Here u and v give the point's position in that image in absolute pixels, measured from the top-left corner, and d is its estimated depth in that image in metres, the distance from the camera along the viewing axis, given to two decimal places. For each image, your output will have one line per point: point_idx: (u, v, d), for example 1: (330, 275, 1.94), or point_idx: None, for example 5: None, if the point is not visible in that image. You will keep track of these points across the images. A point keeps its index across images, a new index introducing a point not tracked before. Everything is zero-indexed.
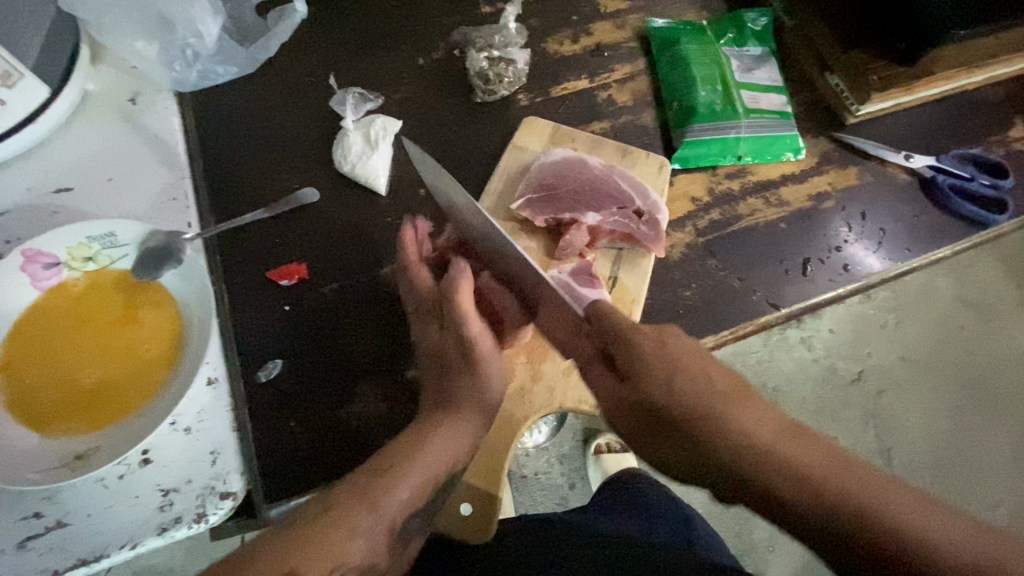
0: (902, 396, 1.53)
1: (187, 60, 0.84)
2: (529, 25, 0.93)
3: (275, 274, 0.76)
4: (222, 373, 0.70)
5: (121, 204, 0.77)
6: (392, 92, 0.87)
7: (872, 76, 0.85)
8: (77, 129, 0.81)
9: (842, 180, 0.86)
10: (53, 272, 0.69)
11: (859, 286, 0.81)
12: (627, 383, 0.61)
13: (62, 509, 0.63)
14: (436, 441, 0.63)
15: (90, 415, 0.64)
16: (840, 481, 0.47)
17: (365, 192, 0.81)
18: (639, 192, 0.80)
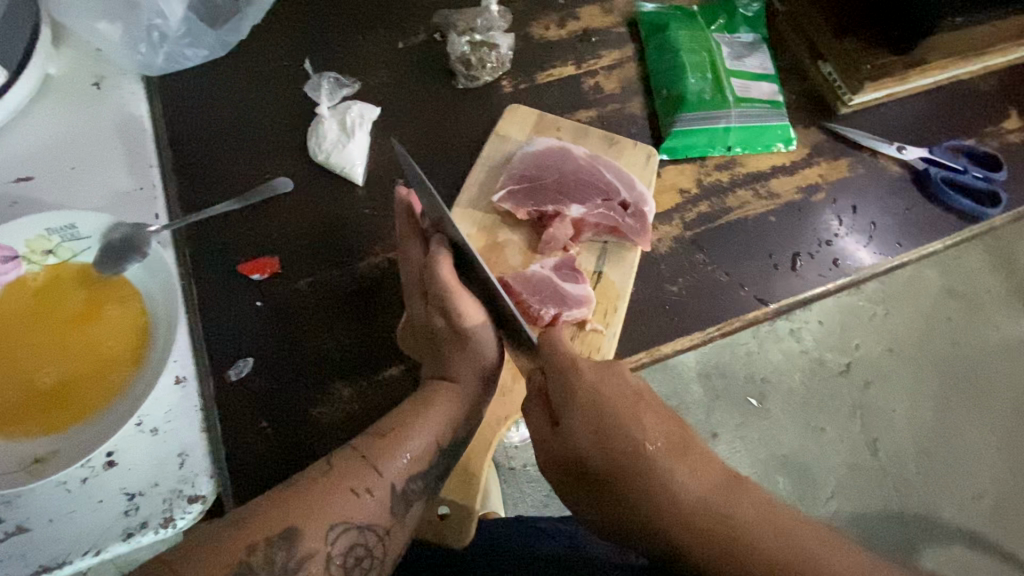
0: (889, 388, 1.53)
1: (152, 43, 0.80)
2: (513, 9, 0.89)
3: (246, 269, 0.73)
4: (190, 372, 0.67)
5: (84, 194, 0.73)
6: (371, 78, 0.84)
7: (865, 64, 0.83)
8: (37, 115, 0.77)
9: (833, 173, 0.84)
10: (11, 267, 0.65)
11: (849, 281, 0.79)
12: (558, 432, 0.59)
13: (22, 514, 0.60)
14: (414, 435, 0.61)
15: (49, 417, 0.61)
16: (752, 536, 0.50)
17: (341, 183, 0.78)
18: (625, 184, 0.77)
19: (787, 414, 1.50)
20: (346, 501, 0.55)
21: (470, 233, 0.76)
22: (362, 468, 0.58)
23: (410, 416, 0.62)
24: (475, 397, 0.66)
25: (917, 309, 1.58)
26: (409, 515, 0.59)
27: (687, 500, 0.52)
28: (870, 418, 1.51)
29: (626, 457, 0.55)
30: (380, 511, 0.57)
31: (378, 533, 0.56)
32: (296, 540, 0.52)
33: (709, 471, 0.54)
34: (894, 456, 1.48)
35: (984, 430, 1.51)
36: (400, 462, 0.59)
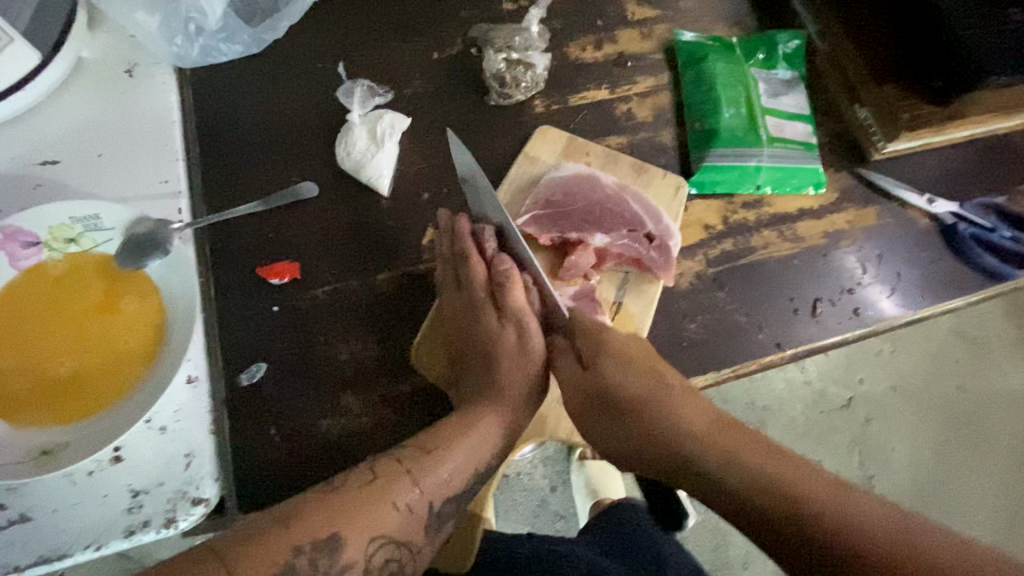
0: (890, 427, 1.52)
1: (188, 35, 0.79)
2: (552, 27, 0.88)
3: (266, 272, 0.73)
4: (202, 372, 0.67)
5: (109, 181, 0.73)
6: (403, 87, 0.83)
7: (905, 113, 0.81)
8: (69, 98, 0.77)
9: (861, 219, 0.84)
10: (33, 252, 0.65)
11: (869, 331, 0.78)
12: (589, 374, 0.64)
13: (27, 502, 0.60)
14: (436, 467, 0.58)
15: (60, 407, 0.62)
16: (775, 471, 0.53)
17: (367, 191, 0.78)
18: (651, 215, 0.77)
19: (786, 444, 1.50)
20: (387, 514, 0.54)
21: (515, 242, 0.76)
22: (402, 482, 0.56)
23: (444, 437, 0.60)
24: (503, 428, 0.63)
25: (925, 351, 1.58)
26: (441, 537, 0.58)
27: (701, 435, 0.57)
28: (868, 455, 1.50)
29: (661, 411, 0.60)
30: (414, 527, 0.56)
31: (412, 550, 0.55)
32: (338, 549, 0.51)
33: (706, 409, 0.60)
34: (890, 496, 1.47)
35: (984, 478, 1.50)
36: (439, 478, 0.58)
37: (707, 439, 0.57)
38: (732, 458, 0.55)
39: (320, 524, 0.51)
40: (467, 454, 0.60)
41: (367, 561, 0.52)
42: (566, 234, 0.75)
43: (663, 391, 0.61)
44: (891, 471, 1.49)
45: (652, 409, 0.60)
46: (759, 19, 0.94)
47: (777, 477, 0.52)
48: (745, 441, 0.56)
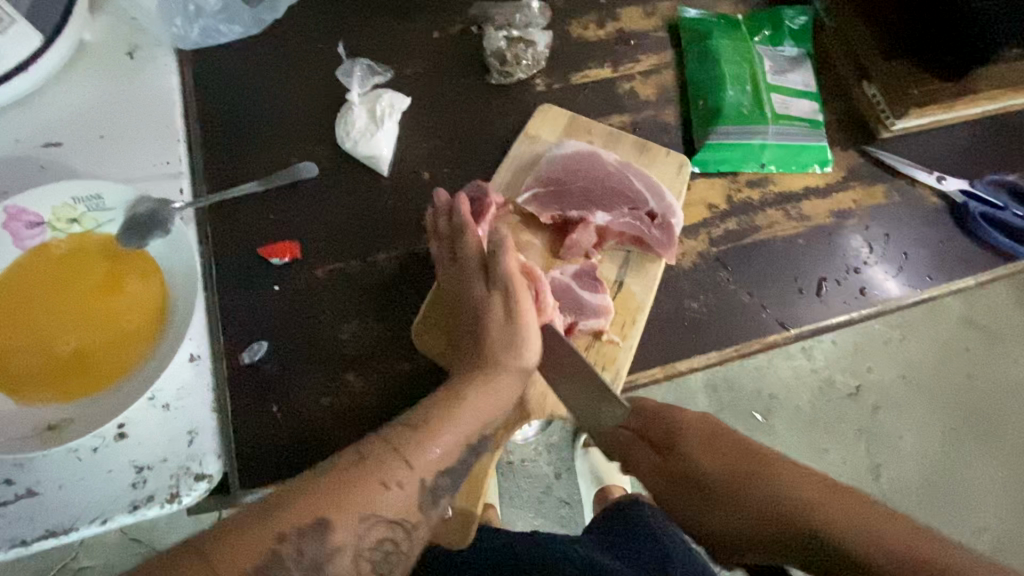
0: (899, 416, 1.50)
1: (188, 15, 0.80)
2: (554, 5, 0.87)
3: (267, 251, 0.73)
4: (204, 351, 0.67)
5: (111, 163, 0.74)
6: (403, 67, 0.83)
7: (914, 89, 0.80)
8: (70, 81, 0.77)
9: (868, 198, 0.82)
10: (37, 232, 0.66)
11: (874, 311, 0.77)
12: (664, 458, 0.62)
13: (33, 477, 0.61)
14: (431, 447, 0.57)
15: (64, 384, 0.62)
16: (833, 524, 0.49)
17: (367, 171, 0.78)
18: (653, 194, 0.76)
19: (793, 433, 1.48)
20: (380, 497, 0.53)
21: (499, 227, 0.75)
22: (409, 454, 0.55)
23: (440, 414, 0.60)
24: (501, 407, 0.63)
25: (935, 339, 1.56)
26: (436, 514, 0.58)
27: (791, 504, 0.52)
28: (876, 443, 1.49)
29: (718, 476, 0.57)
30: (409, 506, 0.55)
31: (408, 527, 0.55)
32: (329, 529, 0.50)
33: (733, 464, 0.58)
34: (898, 485, 1.47)
35: (994, 468, 1.48)
36: (431, 458, 0.57)
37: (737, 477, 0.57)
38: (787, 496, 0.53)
39: (311, 503, 0.50)
40: (460, 430, 0.60)
41: (363, 542, 0.52)
42: (563, 212, 0.75)
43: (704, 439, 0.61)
44: (899, 462, 1.48)
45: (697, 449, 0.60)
46: None
47: (836, 513, 0.50)
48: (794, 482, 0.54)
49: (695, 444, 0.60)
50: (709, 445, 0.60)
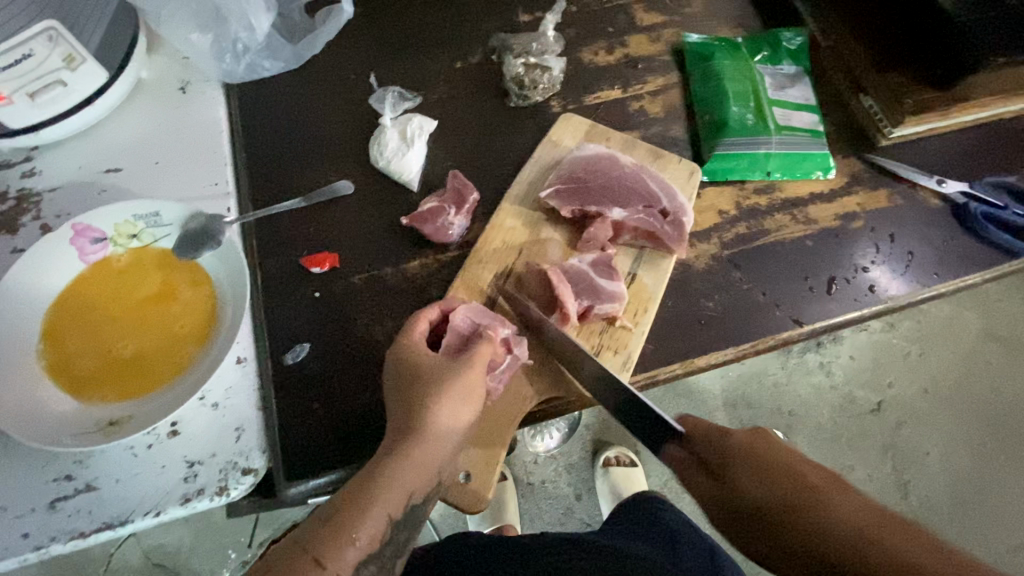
0: (922, 429, 1.50)
1: (236, 54, 0.88)
2: (566, 35, 0.95)
3: (308, 262, 0.79)
4: (250, 354, 0.73)
5: (165, 186, 0.81)
6: (429, 94, 0.90)
7: (908, 98, 0.84)
8: (129, 114, 0.85)
9: (871, 203, 0.86)
10: (100, 247, 0.72)
11: (884, 308, 0.80)
12: (718, 479, 0.59)
13: (92, 473, 0.66)
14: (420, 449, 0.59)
15: (123, 384, 0.67)
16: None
17: (399, 188, 0.84)
18: (667, 193, 0.81)
19: (816, 448, 1.47)
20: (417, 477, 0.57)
21: (516, 226, 0.81)
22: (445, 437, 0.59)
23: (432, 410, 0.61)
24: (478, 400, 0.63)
25: (953, 351, 1.56)
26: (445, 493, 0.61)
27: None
28: (901, 458, 1.47)
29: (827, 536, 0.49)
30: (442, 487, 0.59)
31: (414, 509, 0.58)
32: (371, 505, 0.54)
33: (795, 481, 0.55)
34: (926, 501, 1.44)
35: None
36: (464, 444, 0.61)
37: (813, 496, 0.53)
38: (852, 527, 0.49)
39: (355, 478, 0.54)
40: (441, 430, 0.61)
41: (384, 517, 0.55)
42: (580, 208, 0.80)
43: (752, 450, 0.59)
44: (926, 477, 1.46)
45: (757, 473, 0.57)
46: (763, 20, 0.99)
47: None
48: (838, 511, 0.50)
49: (738, 471, 0.58)
50: (763, 472, 0.57)
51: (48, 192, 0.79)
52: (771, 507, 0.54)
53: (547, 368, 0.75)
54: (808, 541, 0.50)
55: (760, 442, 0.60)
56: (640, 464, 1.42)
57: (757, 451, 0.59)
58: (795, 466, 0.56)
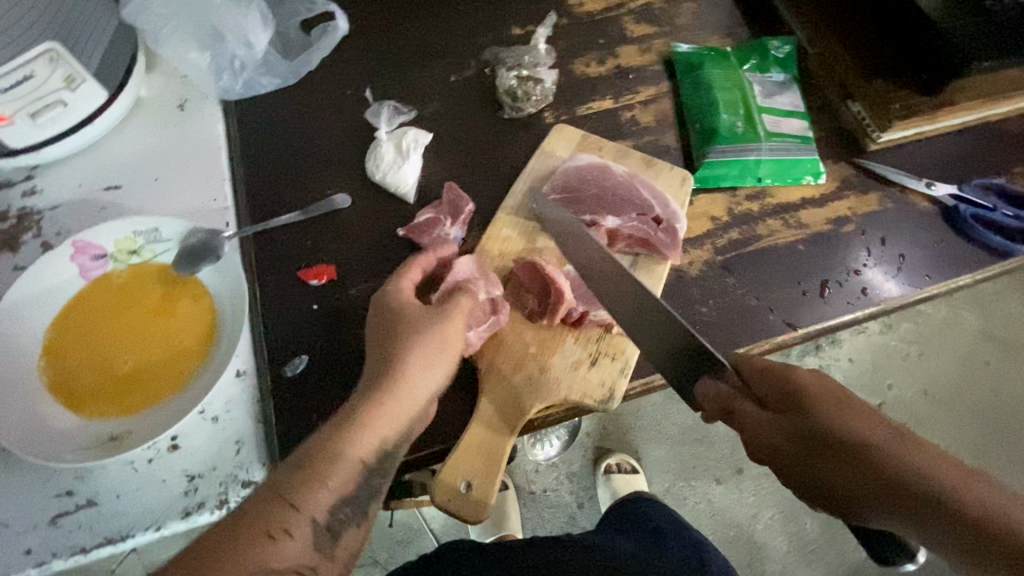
0: (923, 431, 1.50)
1: (233, 71, 0.90)
2: (558, 48, 0.96)
3: (305, 274, 0.80)
4: (249, 367, 0.73)
5: (164, 202, 0.82)
6: (424, 107, 0.91)
7: (895, 104, 0.85)
8: (128, 131, 0.86)
9: (862, 206, 0.87)
10: (100, 263, 0.74)
11: (878, 310, 0.81)
12: (773, 414, 0.55)
13: (93, 488, 0.66)
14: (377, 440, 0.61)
15: (124, 400, 0.68)
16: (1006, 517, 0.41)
17: (395, 200, 0.85)
18: (659, 201, 0.82)
19: None
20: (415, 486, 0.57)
21: (512, 236, 0.83)
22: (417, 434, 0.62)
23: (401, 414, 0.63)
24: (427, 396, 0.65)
25: (952, 352, 1.57)
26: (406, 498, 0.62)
27: (990, 517, 0.41)
28: None
29: (894, 472, 0.46)
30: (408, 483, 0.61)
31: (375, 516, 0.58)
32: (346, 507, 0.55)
33: (870, 422, 0.50)
34: None
35: None
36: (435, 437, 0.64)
37: (897, 439, 0.48)
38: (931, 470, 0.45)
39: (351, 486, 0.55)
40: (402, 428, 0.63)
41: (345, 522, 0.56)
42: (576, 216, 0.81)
43: (827, 387, 0.53)
44: None
45: (836, 408, 0.51)
46: (751, 30, 1.01)
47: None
48: (932, 454, 0.46)
49: (824, 408, 0.52)
50: (838, 406, 0.52)
51: (49, 210, 0.80)
52: (856, 439, 0.49)
53: (544, 375, 0.75)
54: (878, 475, 0.46)
55: (832, 380, 0.54)
56: (641, 470, 1.42)
57: (833, 388, 0.53)
58: (874, 406, 0.52)
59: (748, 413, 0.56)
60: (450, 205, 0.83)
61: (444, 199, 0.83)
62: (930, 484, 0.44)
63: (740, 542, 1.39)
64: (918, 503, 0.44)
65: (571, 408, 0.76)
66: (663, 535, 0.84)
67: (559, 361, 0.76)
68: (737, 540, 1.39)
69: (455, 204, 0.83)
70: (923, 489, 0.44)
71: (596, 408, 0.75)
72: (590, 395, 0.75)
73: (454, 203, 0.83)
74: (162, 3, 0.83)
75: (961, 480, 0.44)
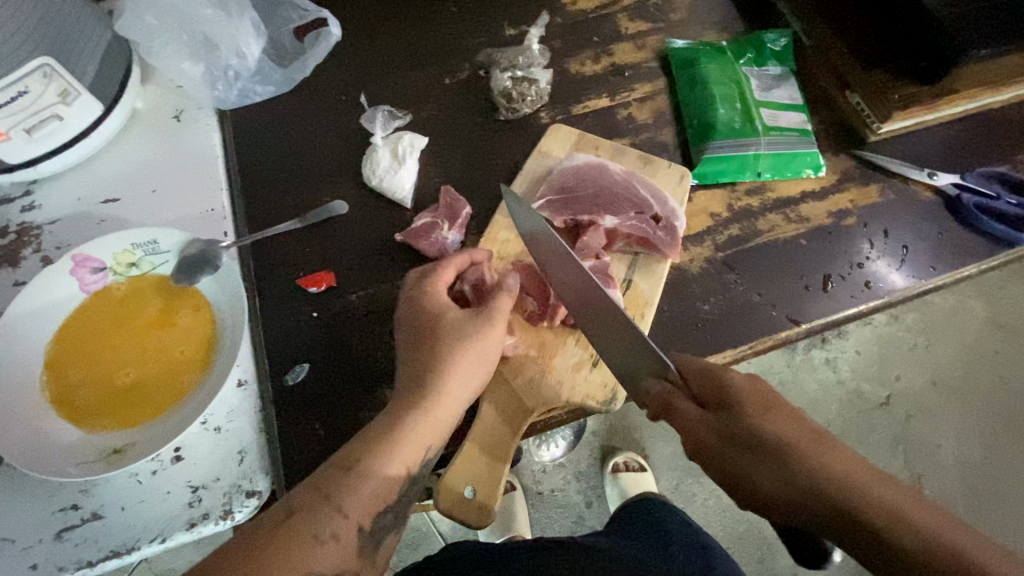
0: (931, 421, 1.48)
1: (228, 81, 0.90)
2: (552, 47, 0.96)
3: (304, 282, 0.79)
4: (250, 376, 0.73)
5: (162, 213, 0.82)
6: (419, 111, 0.91)
7: (892, 94, 0.85)
8: (125, 144, 0.87)
9: (864, 198, 0.86)
10: (99, 277, 0.73)
11: (882, 303, 0.80)
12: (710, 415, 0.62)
13: (97, 502, 0.66)
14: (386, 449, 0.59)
15: (126, 412, 0.68)
16: (894, 508, 0.48)
17: (392, 205, 0.85)
18: (658, 199, 0.82)
19: None
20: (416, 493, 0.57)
21: (509, 239, 0.82)
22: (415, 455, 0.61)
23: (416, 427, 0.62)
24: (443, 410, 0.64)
25: (960, 341, 1.55)
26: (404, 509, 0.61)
27: (878, 507, 0.49)
28: (912, 451, 1.46)
29: (806, 471, 0.53)
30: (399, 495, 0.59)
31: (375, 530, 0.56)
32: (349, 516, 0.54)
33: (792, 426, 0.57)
34: (940, 493, 1.43)
35: None
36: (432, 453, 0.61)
37: (811, 443, 0.55)
38: (837, 470, 0.52)
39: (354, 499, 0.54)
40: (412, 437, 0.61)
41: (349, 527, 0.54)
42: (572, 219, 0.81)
43: (757, 391, 0.61)
44: (939, 471, 1.45)
45: (764, 412, 0.59)
46: (746, 23, 1.00)
47: (918, 523, 0.47)
48: (838, 456, 0.54)
49: (753, 410, 0.59)
50: (765, 411, 0.59)
51: (48, 224, 0.81)
52: (776, 438, 0.57)
53: (545, 379, 0.75)
54: (794, 473, 0.54)
55: (762, 386, 0.61)
56: (649, 468, 1.41)
57: (763, 393, 0.61)
58: (795, 410, 0.59)
59: (686, 417, 0.63)
60: (447, 208, 0.83)
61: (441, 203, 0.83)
62: (833, 481, 0.52)
63: (750, 538, 1.38)
64: (824, 499, 0.51)
65: (574, 410, 0.76)
66: (670, 533, 0.84)
67: (560, 364, 0.76)
68: (747, 537, 1.38)
69: (453, 207, 0.83)
70: (828, 486, 0.52)
71: (599, 409, 0.75)
72: (592, 397, 0.75)
73: (451, 207, 0.83)
74: (153, 15, 0.83)
75: (860, 477, 0.51)
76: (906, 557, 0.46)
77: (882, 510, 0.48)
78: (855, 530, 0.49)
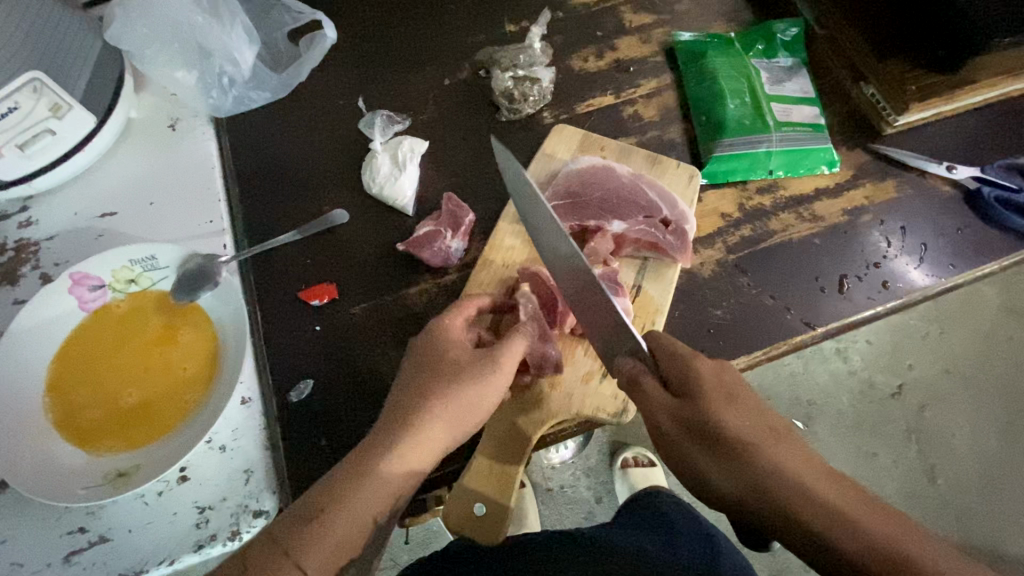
0: (945, 412, 1.46)
1: (222, 87, 0.88)
2: (554, 43, 0.93)
3: (306, 295, 0.78)
4: (255, 394, 0.72)
5: (160, 226, 0.80)
6: (419, 113, 0.89)
7: (911, 85, 0.80)
8: (120, 155, 0.85)
9: (880, 194, 0.84)
10: (99, 294, 0.72)
11: (900, 303, 0.78)
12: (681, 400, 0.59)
13: (105, 524, 0.65)
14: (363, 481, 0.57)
15: (130, 433, 0.67)
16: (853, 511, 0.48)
17: (393, 213, 0.83)
18: (666, 202, 0.79)
19: (837, 439, 1.44)
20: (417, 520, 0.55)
21: (515, 246, 0.80)
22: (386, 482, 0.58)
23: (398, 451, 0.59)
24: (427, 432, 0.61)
25: (974, 329, 1.52)
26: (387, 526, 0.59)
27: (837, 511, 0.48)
28: (927, 443, 1.44)
29: (774, 469, 0.52)
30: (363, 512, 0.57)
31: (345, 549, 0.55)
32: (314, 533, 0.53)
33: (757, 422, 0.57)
34: (955, 485, 1.41)
35: None
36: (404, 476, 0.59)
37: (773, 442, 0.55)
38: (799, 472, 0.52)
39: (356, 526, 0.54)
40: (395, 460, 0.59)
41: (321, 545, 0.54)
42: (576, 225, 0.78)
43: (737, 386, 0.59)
44: (955, 462, 1.42)
45: (730, 404, 0.58)
46: (756, 13, 0.96)
47: (877, 530, 0.46)
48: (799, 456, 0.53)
49: (717, 404, 0.57)
50: (733, 402, 0.58)
51: (45, 240, 0.79)
52: (736, 435, 0.55)
53: (555, 390, 0.73)
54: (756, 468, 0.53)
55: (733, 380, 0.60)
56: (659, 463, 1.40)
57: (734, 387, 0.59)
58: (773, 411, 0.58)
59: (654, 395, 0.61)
60: (450, 215, 0.81)
61: (443, 210, 0.81)
62: (796, 482, 0.51)
63: None
64: (784, 497, 0.50)
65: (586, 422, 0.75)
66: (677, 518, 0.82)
67: (570, 374, 0.74)
68: None
69: (454, 215, 0.81)
70: (791, 483, 0.51)
71: (611, 421, 0.73)
72: (604, 409, 0.73)
73: (454, 214, 0.81)
74: (144, 23, 0.80)
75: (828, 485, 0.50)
76: (849, 558, 0.46)
77: (839, 512, 0.48)
78: (810, 529, 0.48)
